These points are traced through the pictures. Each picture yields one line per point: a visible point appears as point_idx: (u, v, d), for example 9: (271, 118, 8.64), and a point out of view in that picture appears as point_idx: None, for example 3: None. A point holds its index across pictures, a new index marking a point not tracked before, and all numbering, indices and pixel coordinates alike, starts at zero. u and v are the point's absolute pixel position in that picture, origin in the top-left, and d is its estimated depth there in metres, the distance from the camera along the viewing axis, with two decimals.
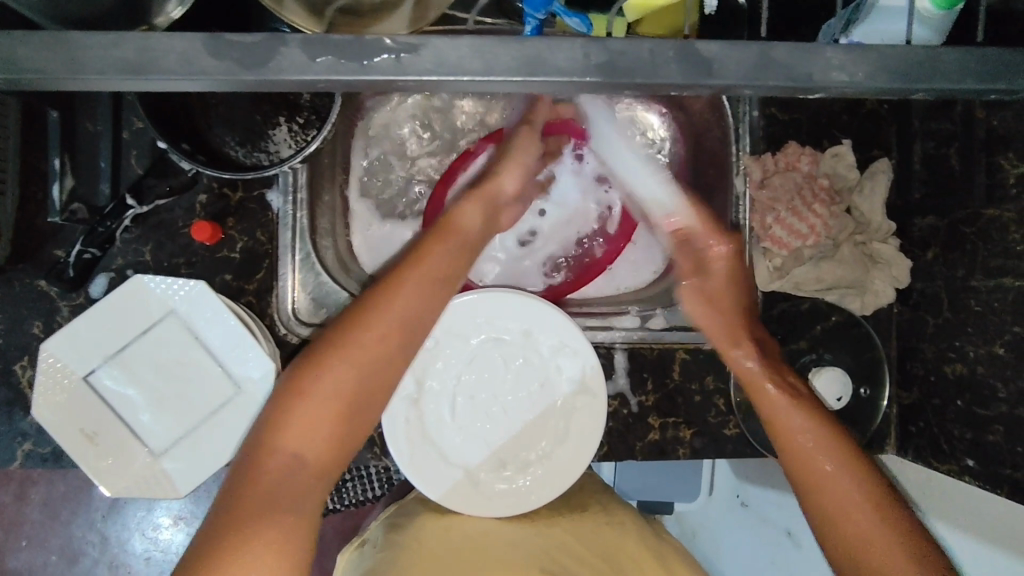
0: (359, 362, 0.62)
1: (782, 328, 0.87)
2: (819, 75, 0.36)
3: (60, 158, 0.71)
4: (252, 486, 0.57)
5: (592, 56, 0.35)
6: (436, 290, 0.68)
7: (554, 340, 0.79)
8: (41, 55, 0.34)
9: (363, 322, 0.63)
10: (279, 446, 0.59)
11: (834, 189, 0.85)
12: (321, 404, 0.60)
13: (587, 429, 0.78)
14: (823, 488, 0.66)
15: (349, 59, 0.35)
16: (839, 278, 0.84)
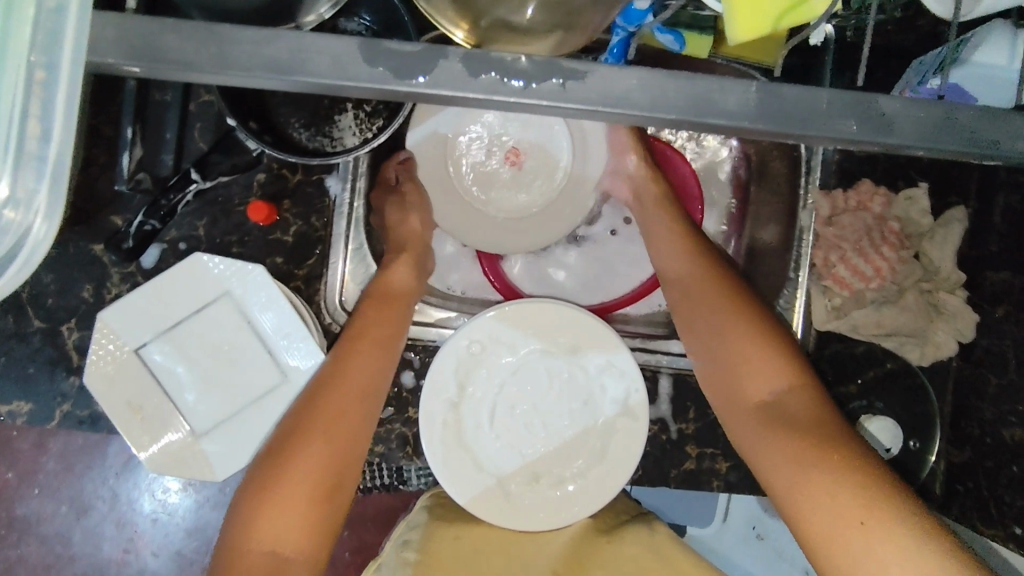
0: (335, 403, 0.60)
1: (834, 370, 0.84)
2: (1007, 143, 0.36)
3: (132, 127, 0.70)
4: (247, 547, 0.54)
5: (761, 98, 0.35)
6: (393, 329, 0.66)
7: (601, 358, 0.77)
8: (186, 47, 0.34)
9: (342, 366, 0.61)
10: (274, 502, 0.56)
11: (905, 234, 0.83)
12: (308, 455, 0.57)
13: (626, 453, 0.76)
14: (778, 462, 0.58)
15: (508, 78, 0.35)
16: (900, 325, 0.81)
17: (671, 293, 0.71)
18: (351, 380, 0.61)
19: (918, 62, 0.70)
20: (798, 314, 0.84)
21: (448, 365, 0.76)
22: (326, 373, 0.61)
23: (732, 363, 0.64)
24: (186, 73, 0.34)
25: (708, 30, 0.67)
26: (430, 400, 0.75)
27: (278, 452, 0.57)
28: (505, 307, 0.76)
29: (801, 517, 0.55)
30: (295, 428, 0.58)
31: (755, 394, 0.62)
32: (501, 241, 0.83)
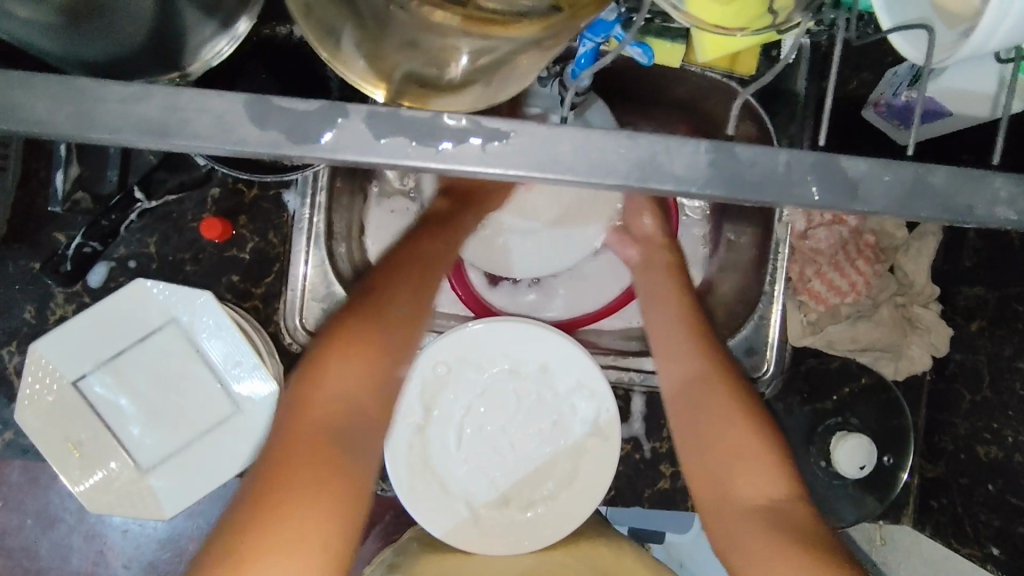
0: (388, 327, 0.58)
1: (807, 387, 0.83)
2: (979, 209, 0.34)
3: (66, 144, 0.68)
4: (303, 458, 0.50)
5: (710, 156, 0.33)
6: (435, 254, 0.66)
7: (572, 380, 0.75)
8: (48, 105, 0.31)
9: (379, 287, 0.60)
10: (323, 415, 0.52)
11: (880, 247, 0.81)
12: (355, 370, 0.55)
13: (597, 475, 0.74)
14: (721, 470, 0.61)
15: (422, 141, 0.32)
16: (875, 340, 0.80)
17: (652, 312, 0.73)
18: (406, 313, 0.60)
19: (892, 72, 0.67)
20: (774, 328, 0.83)
21: (413, 392, 0.73)
22: (362, 293, 0.60)
23: (700, 373, 0.66)
24: (40, 134, 0.31)
25: (679, 38, 0.64)
26: (395, 426, 0.73)
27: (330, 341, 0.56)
28: (471, 327, 0.74)
29: (743, 523, 0.57)
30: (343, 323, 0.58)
31: (720, 403, 0.64)
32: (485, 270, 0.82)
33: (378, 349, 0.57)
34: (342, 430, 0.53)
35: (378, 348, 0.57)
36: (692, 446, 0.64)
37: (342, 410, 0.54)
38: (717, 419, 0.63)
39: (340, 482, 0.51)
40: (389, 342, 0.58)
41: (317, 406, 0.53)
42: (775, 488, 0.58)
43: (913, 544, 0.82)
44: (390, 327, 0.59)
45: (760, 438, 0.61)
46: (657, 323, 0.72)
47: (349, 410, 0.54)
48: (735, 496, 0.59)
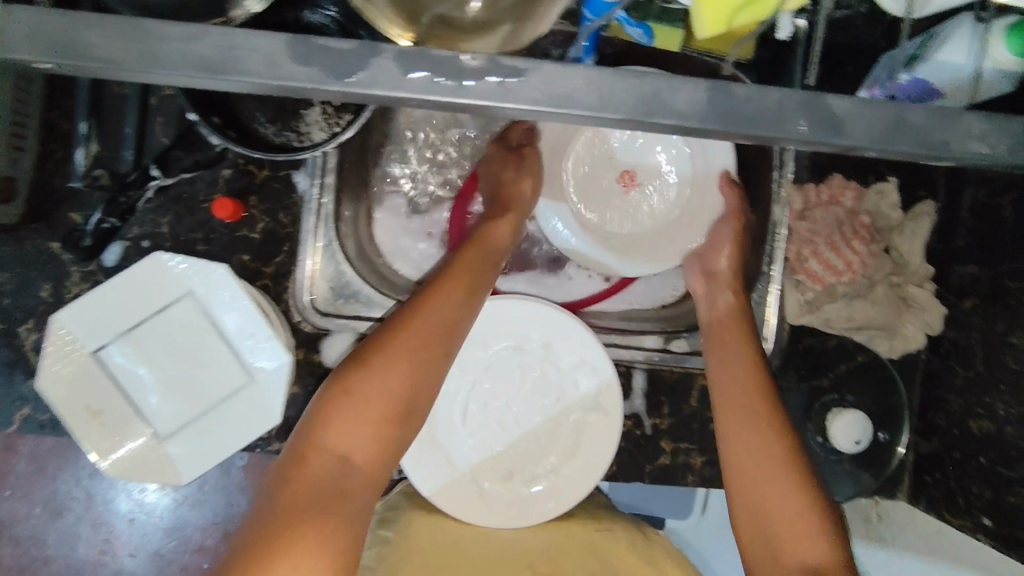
0: (397, 389, 0.61)
1: (806, 365, 0.84)
2: (956, 144, 0.35)
3: (86, 122, 0.69)
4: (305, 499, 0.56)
5: (711, 96, 0.35)
6: (454, 299, 0.67)
7: (575, 355, 0.77)
8: (110, 43, 0.33)
9: (390, 339, 0.63)
10: (323, 466, 0.58)
11: (875, 228, 0.83)
12: (356, 429, 0.60)
13: (598, 448, 0.76)
14: (754, 490, 0.64)
15: (446, 77, 0.34)
16: (870, 319, 0.82)
17: (713, 359, 0.74)
18: (413, 373, 0.62)
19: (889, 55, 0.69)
20: (773, 307, 0.84)
21: None
22: (374, 341, 0.63)
23: (770, 397, 0.69)
24: (103, 67, 0.33)
25: (677, 22, 0.66)
26: None
27: (341, 381, 0.61)
28: None
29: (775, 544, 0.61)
30: (355, 359, 0.63)
31: (753, 434, 0.66)
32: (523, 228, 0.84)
33: (381, 404, 0.61)
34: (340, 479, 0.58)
35: (383, 404, 0.61)
36: (729, 457, 0.67)
37: (344, 477, 0.58)
38: (750, 443, 0.66)
39: (330, 538, 0.55)
40: (396, 400, 0.61)
41: (321, 455, 0.58)
42: (798, 505, 0.62)
43: (908, 517, 0.84)
44: (399, 385, 0.62)
45: (788, 458, 0.64)
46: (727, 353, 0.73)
47: (348, 466, 0.59)
48: (767, 515, 0.63)
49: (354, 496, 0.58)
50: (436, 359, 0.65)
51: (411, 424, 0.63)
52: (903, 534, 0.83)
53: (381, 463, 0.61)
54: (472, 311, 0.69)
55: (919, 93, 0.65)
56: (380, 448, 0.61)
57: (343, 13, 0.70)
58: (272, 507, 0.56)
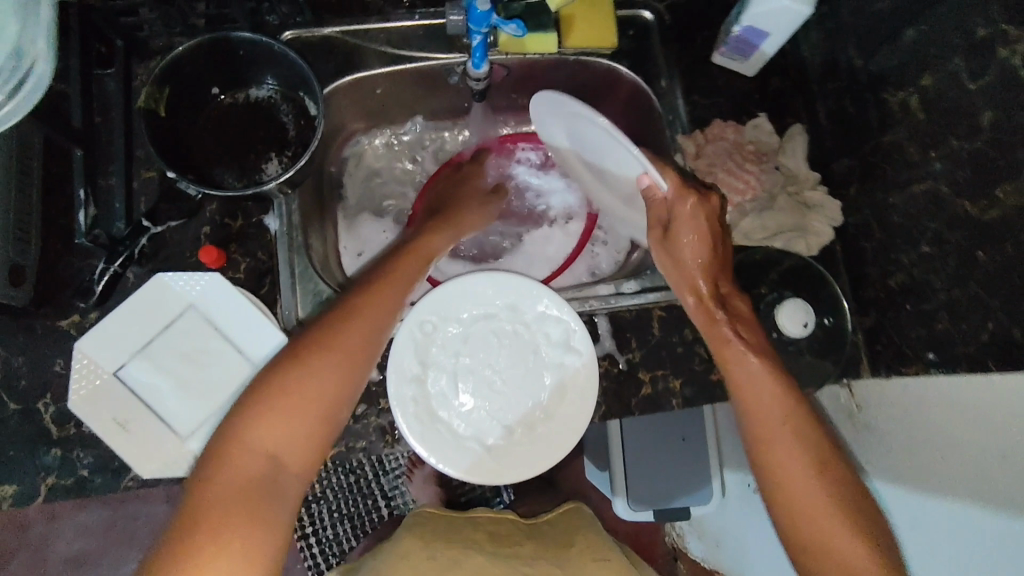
0: (325, 386, 0.66)
1: (742, 277, 0.95)
2: None
3: (85, 189, 0.82)
4: (232, 492, 0.62)
5: None
6: (363, 315, 0.71)
7: (539, 309, 0.86)
8: None
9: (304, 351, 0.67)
10: (251, 462, 0.63)
11: (761, 153, 0.97)
12: (283, 424, 0.64)
13: (583, 384, 0.84)
14: (783, 452, 0.71)
15: None
16: (781, 224, 0.94)
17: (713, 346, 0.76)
18: (339, 377, 0.67)
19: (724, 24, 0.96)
20: None
21: (405, 349, 0.83)
22: (308, 344, 0.68)
23: (758, 382, 0.73)
24: None
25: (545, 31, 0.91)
26: (396, 382, 0.82)
27: (271, 384, 0.65)
28: (445, 286, 0.85)
29: (813, 513, 0.68)
30: (292, 359, 0.67)
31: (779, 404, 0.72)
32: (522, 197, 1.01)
33: (303, 413, 0.65)
34: (274, 474, 0.64)
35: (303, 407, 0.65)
36: (756, 426, 0.73)
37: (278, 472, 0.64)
38: (768, 416, 0.72)
39: (264, 526, 0.62)
40: (317, 408, 0.66)
41: (257, 450, 0.64)
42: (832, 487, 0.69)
43: (879, 394, 0.89)
44: (318, 394, 0.66)
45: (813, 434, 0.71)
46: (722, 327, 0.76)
47: (279, 458, 0.64)
48: (796, 496, 0.69)
49: (281, 491, 0.64)
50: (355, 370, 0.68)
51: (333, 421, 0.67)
52: (881, 405, 0.88)
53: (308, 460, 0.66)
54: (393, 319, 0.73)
55: (753, 37, 0.92)
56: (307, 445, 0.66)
57: (282, 83, 0.89)
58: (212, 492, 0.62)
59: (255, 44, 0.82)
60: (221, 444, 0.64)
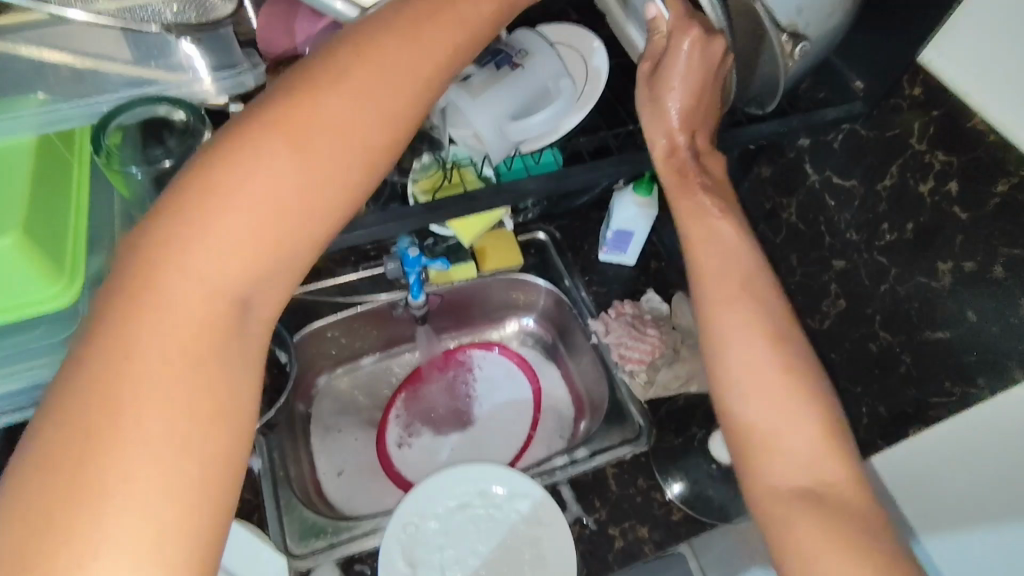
0: (217, 263, 0.44)
1: (673, 422, 1.09)
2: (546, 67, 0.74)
3: None
4: (81, 476, 0.38)
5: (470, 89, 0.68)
6: (284, 154, 0.47)
7: (505, 489, 0.95)
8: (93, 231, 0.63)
9: (186, 196, 0.44)
10: (122, 434, 0.39)
11: (659, 319, 1.19)
12: (177, 368, 0.42)
13: (558, 548, 0.91)
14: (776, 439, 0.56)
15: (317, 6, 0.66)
16: (691, 370, 1.11)
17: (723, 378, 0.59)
18: (237, 249, 0.45)
19: (601, 232, 1.25)
20: (626, 395, 1.12)
21: (393, 554, 0.90)
22: (194, 193, 0.45)
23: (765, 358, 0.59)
24: None
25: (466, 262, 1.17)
26: None
27: (144, 279, 0.43)
28: (419, 487, 0.94)
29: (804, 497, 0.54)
30: (168, 218, 0.44)
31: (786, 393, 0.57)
32: (461, 370, 1.26)
33: (198, 297, 0.44)
34: (173, 428, 0.41)
35: (195, 305, 0.44)
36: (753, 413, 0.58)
37: (192, 424, 0.41)
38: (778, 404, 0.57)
39: (128, 527, 0.38)
40: (217, 276, 0.44)
41: (128, 372, 0.40)
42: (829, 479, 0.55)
43: None
44: (215, 262, 0.44)
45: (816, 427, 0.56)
46: (750, 408, 0.57)
47: (160, 430, 0.40)
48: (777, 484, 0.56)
49: (168, 488, 0.39)
50: (277, 245, 0.47)
51: (249, 322, 0.46)
52: None
53: (236, 385, 0.44)
54: (359, 176, 0.50)
55: (623, 237, 1.20)
56: (211, 376, 0.43)
57: None
58: (55, 452, 0.38)
59: None
60: (78, 396, 0.39)
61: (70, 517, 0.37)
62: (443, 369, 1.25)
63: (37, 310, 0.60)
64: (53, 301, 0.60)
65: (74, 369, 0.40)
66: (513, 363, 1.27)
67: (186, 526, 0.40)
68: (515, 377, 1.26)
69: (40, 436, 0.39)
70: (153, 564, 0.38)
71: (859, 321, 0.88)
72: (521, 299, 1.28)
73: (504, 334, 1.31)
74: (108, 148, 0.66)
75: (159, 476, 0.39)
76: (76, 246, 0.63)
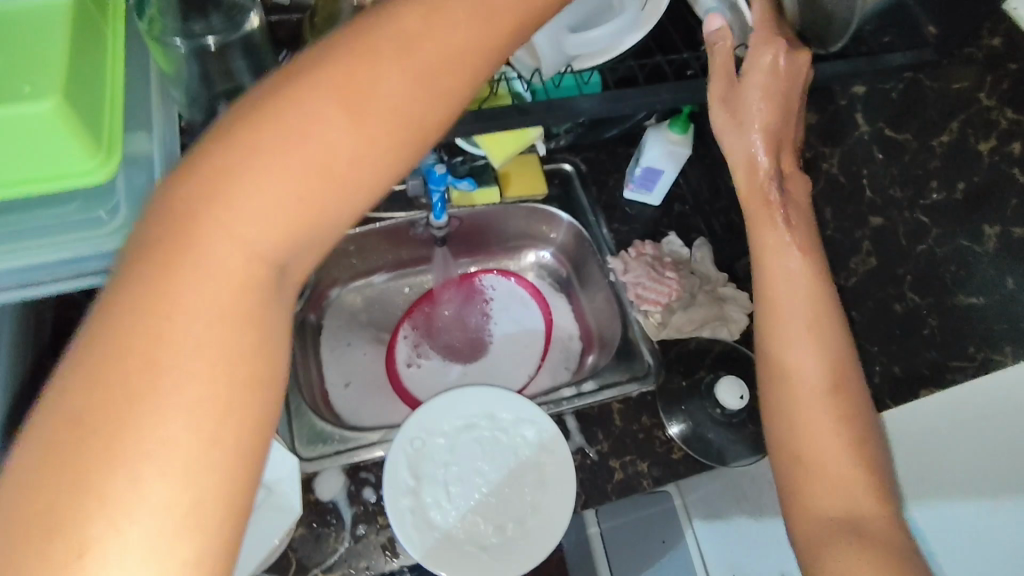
0: (257, 227, 0.40)
1: (682, 365, 1.09)
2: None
3: None
4: (104, 448, 0.33)
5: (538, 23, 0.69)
6: (343, 120, 0.42)
7: (512, 414, 0.97)
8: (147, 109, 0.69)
9: (232, 153, 0.40)
10: (152, 404, 0.35)
11: (677, 262, 1.17)
12: (216, 335, 0.38)
13: (561, 473, 0.93)
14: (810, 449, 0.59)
15: None
16: (705, 316, 1.11)
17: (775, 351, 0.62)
18: (282, 217, 0.41)
19: (628, 168, 1.21)
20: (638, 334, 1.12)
21: (399, 466, 0.91)
22: (240, 151, 0.40)
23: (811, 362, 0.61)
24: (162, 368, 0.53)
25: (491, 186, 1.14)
26: (393, 498, 0.88)
27: (180, 236, 0.39)
28: (428, 403, 0.96)
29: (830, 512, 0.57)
30: (212, 173, 0.40)
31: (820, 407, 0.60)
32: (475, 296, 1.25)
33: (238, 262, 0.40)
34: (208, 401, 0.36)
35: (231, 279, 0.39)
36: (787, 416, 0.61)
37: (231, 396, 0.37)
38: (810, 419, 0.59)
39: (156, 508, 0.34)
40: (260, 243, 0.40)
41: (165, 335, 0.36)
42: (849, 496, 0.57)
43: None
44: (258, 226, 0.40)
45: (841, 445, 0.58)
46: (801, 353, 0.61)
47: (194, 404, 0.36)
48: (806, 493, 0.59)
49: (201, 467, 0.35)
50: (325, 217, 0.42)
51: (277, 294, 0.42)
52: None
53: (273, 362, 0.40)
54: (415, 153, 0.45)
55: (652, 174, 1.16)
56: (248, 348, 0.39)
57: None
58: (77, 414, 0.34)
59: None
60: (106, 355, 0.35)
61: (96, 493, 0.33)
62: (455, 292, 1.24)
63: (71, 183, 0.57)
64: (86, 178, 0.57)
65: (102, 319, 0.36)
66: (527, 293, 1.25)
67: (217, 507, 0.36)
68: (529, 308, 1.25)
69: (59, 390, 0.35)
70: (181, 545, 0.34)
71: (888, 282, 0.86)
72: (540, 230, 1.26)
73: (519, 265, 1.30)
74: (150, 16, 0.72)
75: (194, 450, 0.35)
76: (113, 124, 0.59)
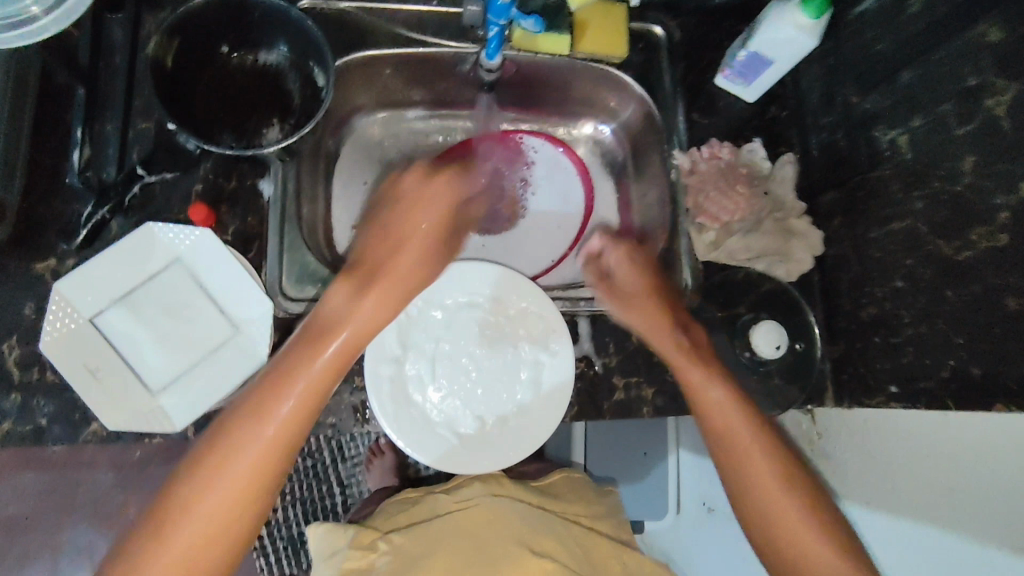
0: (314, 386, 0.69)
1: (722, 294, 0.96)
2: None
3: (81, 129, 0.83)
4: (206, 492, 0.63)
5: None
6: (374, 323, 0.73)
7: (521, 301, 0.87)
8: None
9: (322, 335, 0.71)
10: (232, 475, 0.64)
11: (753, 176, 0.98)
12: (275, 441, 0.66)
13: (559, 377, 0.84)
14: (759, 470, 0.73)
15: None
16: (765, 247, 0.95)
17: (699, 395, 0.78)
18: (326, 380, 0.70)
19: (731, 48, 0.99)
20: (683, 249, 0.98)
21: (387, 331, 0.83)
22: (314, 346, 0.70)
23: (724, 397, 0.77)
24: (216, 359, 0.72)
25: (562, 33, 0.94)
26: (374, 364, 0.81)
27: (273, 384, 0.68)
28: (432, 272, 0.85)
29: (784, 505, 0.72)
30: (306, 343, 0.70)
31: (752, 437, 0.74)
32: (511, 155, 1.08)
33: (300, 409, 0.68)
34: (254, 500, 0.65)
35: (296, 418, 0.67)
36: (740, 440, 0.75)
37: (263, 484, 0.65)
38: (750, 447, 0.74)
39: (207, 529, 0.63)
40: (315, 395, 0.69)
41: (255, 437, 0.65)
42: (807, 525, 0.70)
43: (840, 419, 0.91)
44: (315, 385, 0.69)
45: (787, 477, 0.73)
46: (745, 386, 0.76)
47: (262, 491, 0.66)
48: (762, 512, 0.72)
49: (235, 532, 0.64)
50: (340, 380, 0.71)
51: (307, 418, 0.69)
52: (843, 436, 0.89)
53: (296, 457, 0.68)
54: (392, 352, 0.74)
55: (758, 63, 0.94)
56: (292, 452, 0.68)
57: (293, 50, 0.91)
58: (201, 466, 0.64)
59: (271, 7, 0.84)
60: (219, 434, 0.65)
61: (191, 513, 0.62)
62: (494, 146, 1.06)
63: None
64: None
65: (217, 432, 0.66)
66: (572, 167, 1.10)
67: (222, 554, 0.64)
68: (568, 183, 1.10)
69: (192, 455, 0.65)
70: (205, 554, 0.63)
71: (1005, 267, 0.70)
72: (605, 99, 1.07)
73: (570, 134, 1.12)
74: None
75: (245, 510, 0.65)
76: None
